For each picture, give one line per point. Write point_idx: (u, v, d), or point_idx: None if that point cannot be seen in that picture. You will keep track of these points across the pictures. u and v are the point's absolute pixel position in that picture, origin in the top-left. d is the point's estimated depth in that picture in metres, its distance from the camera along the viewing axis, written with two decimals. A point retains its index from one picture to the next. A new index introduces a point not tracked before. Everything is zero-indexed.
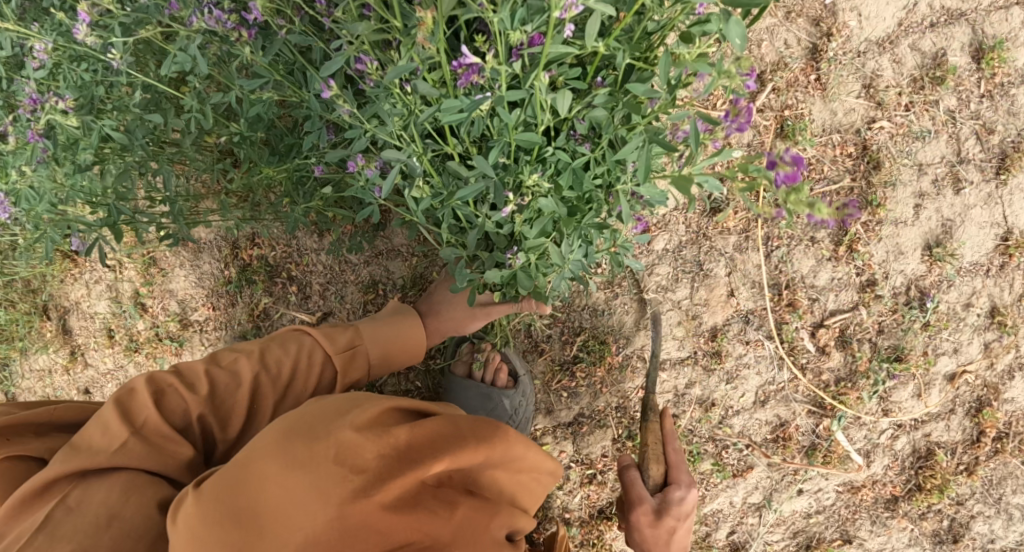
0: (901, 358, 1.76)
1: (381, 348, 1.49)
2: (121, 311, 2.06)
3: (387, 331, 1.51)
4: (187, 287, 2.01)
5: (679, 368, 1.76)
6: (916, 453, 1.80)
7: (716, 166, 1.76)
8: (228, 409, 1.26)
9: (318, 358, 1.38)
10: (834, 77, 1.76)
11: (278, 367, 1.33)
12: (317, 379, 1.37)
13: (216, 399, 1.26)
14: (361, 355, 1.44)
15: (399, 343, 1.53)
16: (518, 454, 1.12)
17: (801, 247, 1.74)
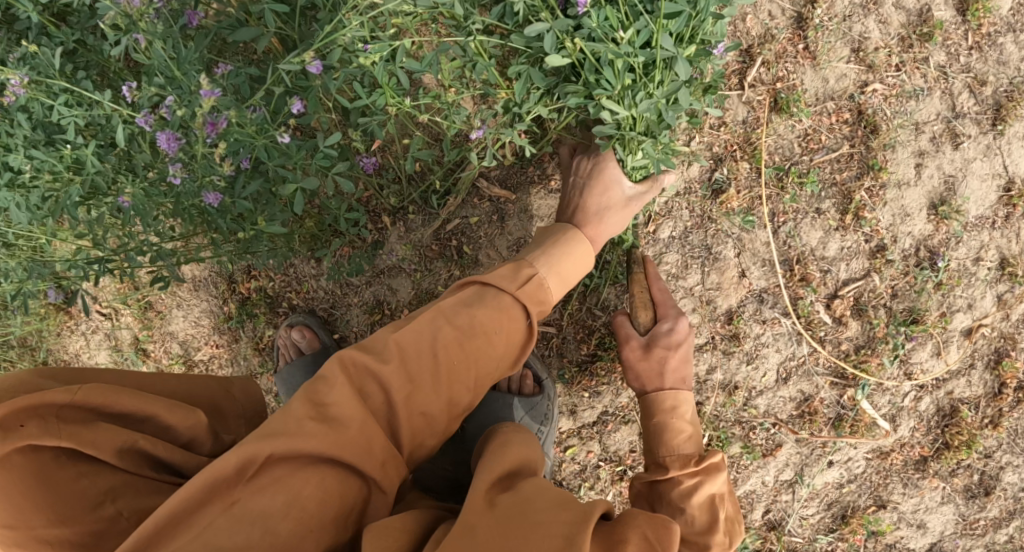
0: (919, 321, 1.75)
1: (559, 281, 1.38)
2: (122, 359, 2.03)
3: (559, 265, 1.40)
4: (187, 328, 1.97)
5: (698, 355, 1.75)
6: (941, 412, 1.80)
7: (714, 147, 1.73)
8: (423, 380, 1.18)
9: (506, 303, 1.28)
10: (823, 44, 1.74)
11: (470, 321, 1.24)
12: (511, 325, 1.27)
13: (431, 367, 1.19)
14: (537, 295, 1.33)
15: (568, 266, 1.42)
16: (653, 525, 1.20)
17: (808, 219, 1.72)
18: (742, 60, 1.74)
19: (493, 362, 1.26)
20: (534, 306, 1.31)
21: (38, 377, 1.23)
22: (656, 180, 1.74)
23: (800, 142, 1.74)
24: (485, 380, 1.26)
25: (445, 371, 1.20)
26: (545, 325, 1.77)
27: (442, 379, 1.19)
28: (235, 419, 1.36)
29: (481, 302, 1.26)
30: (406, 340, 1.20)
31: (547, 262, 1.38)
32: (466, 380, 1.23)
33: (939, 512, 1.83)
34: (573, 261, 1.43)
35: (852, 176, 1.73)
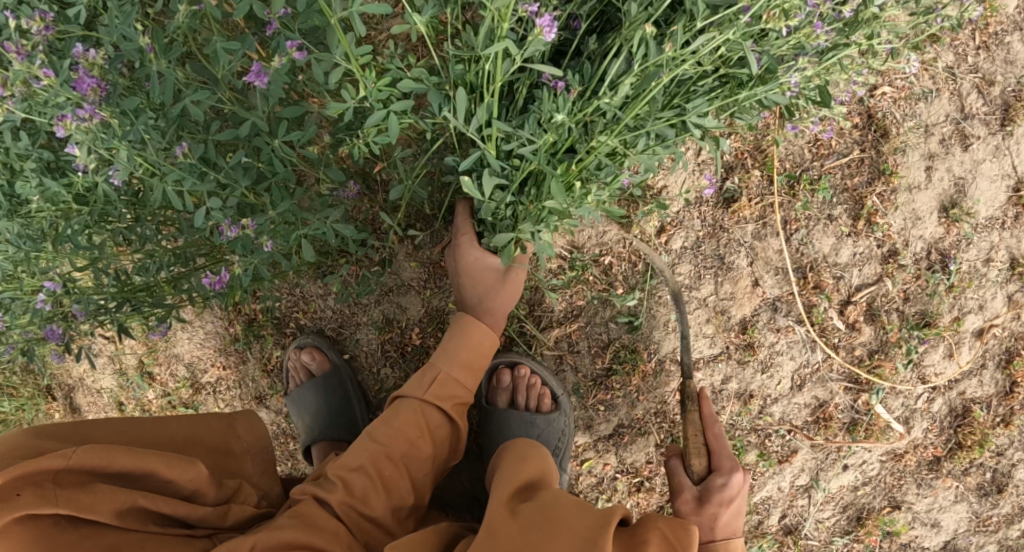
0: (932, 324, 1.75)
1: (470, 372, 1.51)
2: (127, 383, 2.03)
3: (466, 355, 1.51)
4: (193, 350, 1.97)
5: (714, 365, 1.74)
6: (953, 413, 1.80)
7: (724, 156, 1.72)
8: (365, 492, 1.32)
9: (420, 408, 1.43)
10: (832, 47, 1.72)
11: (388, 434, 1.38)
12: (429, 424, 1.43)
13: (367, 479, 1.33)
14: (452, 392, 1.48)
15: (472, 349, 1.52)
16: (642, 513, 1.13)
17: (820, 226, 1.72)
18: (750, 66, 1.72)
19: (421, 462, 1.40)
20: (445, 404, 1.46)
21: (32, 438, 1.23)
22: (666, 190, 1.72)
23: (810, 148, 1.72)
24: (420, 477, 1.40)
25: (380, 480, 1.34)
26: (557, 340, 1.76)
27: (378, 490, 1.34)
28: (236, 456, 1.42)
29: (395, 416, 1.41)
30: (342, 464, 1.34)
31: (456, 356, 1.50)
32: (401, 483, 1.37)
33: (953, 511, 1.84)
34: (490, 348, 1.55)
35: (863, 182, 1.72)
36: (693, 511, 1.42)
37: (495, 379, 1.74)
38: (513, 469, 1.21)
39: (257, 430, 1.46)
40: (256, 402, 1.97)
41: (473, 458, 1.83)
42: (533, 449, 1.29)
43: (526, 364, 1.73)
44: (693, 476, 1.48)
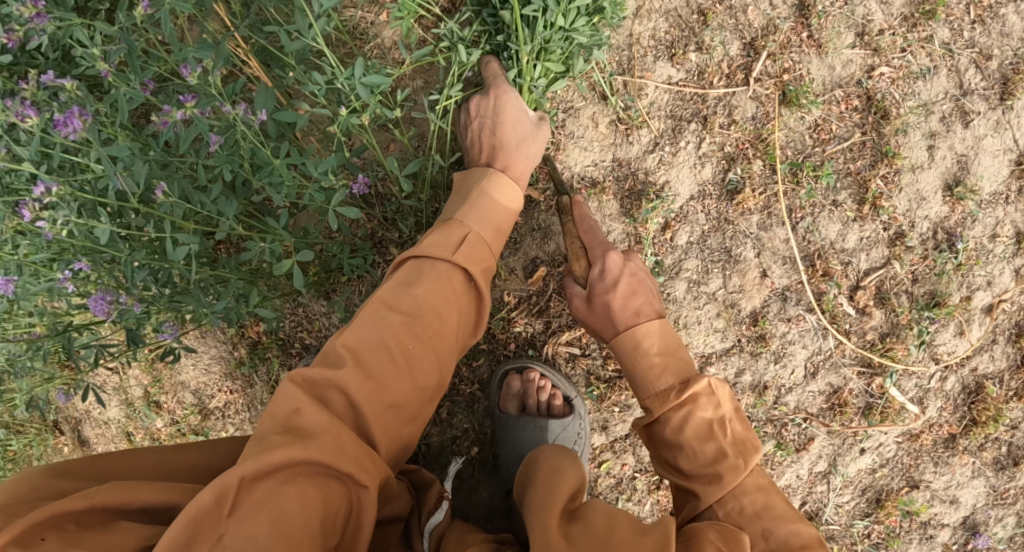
0: (942, 304, 1.74)
1: (493, 234, 1.44)
2: (134, 414, 2.03)
3: (486, 214, 1.45)
4: (198, 377, 1.97)
5: (726, 359, 1.73)
6: (967, 390, 1.81)
7: (726, 147, 1.69)
8: (383, 373, 1.22)
9: (444, 272, 1.33)
10: (828, 31, 1.70)
11: (408, 301, 1.28)
12: (456, 293, 1.33)
13: (387, 356, 1.23)
14: (466, 253, 1.37)
15: (493, 218, 1.45)
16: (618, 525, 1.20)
17: (825, 212, 1.70)
18: (747, 54, 1.69)
19: (442, 331, 1.30)
20: (472, 266, 1.36)
21: (52, 477, 1.23)
22: (669, 185, 1.70)
23: (811, 133, 1.70)
24: (443, 355, 1.30)
25: (401, 355, 1.24)
26: (568, 344, 1.74)
27: (396, 369, 1.23)
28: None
29: (416, 279, 1.31)
30: (356, 334, 1.24)
31: (474, 217, 1.43)
32: (426, 357, 1.27)
33: (971, 486, 1.85)
34: (504, 214, 1.48)
35: (866, 165, 1.71)
36: (596, 313, 1.50)
37: (505, 386, 1.71)
38: (548, 493, 1.26)
39: None
40: None
41: (489, 468, 1.81)
42: (559, 468, 1.33)
43: (535, 369, 1.70)
44: (581, 281, 1.55)
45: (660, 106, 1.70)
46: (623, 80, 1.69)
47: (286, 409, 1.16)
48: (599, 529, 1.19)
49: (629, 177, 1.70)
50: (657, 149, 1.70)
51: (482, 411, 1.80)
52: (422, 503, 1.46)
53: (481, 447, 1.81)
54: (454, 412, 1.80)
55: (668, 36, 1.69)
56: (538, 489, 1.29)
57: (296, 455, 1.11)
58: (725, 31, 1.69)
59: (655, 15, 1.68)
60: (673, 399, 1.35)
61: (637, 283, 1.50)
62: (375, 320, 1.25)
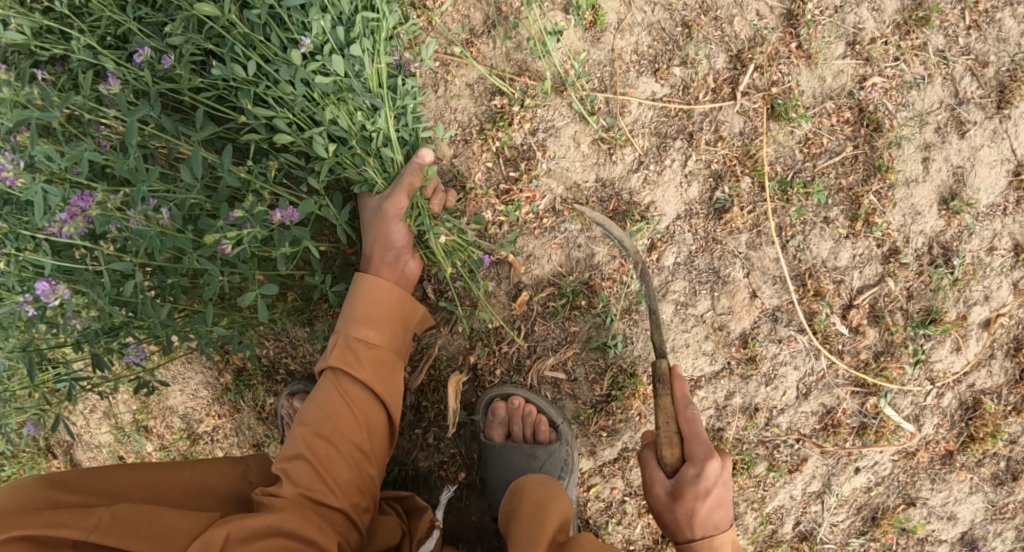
0: (939, 321, 1.69)
1: (379, 329, 1.46)
2: (124, 438, 2.02)
3: (370, 313, 1.45)
4: (185, 402, 1.96)
5: (716, 382, 1.69)
6: (964, 406, 1.76)
7: (713, 164, 1.64)
8: (308, 476, 1.31)
9: (341, 381, 1.41)
10: (817, 42, 1.64)
11: (314, 415, 1.37)
12: (356, 392, 1.41)
13: (308, 466, 1.31)
14: (366, 354, 1.43)
15: (384, 301, 1.47)
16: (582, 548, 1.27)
17: (817, 230, 1.65)
18: (733, 67, 1.63)
19: (351, 434, 1.37)
20: (362, 367, 1.42)
21: (50, 488, 1.22)
22: (654, 205, 1.65)
23: (801, 148, 1.65)
24: (358, 455, 1.37)
25: (318, 459, 1.32)
26: (554, 369, 1.70)
27: (317, 471, 1.31)
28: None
29: (314, 400, 1.39)
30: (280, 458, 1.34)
31: (354, 320, 1.45)
32: (342, 459, 1.35)
33: (969, 503, 1.81)
34: (396, 306, 1.49)
35: (858, 179, 1.65)
36: (684, 495, 1.35)
37: (489, 412, 1.68)
38: (529, 530, 1.28)
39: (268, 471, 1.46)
40: (255, 449, 1.97)
41: (477, 494, 1.78)
42: (547, 499, 1.35)
43: (519, 395, 1.67)
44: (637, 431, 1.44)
45: (644, 123, 1.64)
46: (605, 97, 1.63)
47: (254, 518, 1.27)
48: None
49: (613, 197, 1.65)
50: (642, 168, 1.65)
51: (469, 436, 1.76)
52: (411, 531, 1.45)
53: (469, 473, 1.78)
54: (440, 438, 1.77)
55: (652, 50, 1.63)
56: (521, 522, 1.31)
57: (267, 524, 1.20)
58: (710, 44, 1.63)
59: (637, 29, 1.62)
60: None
61: (728, 486, 1.39)
62: (289, 443, 1.34)
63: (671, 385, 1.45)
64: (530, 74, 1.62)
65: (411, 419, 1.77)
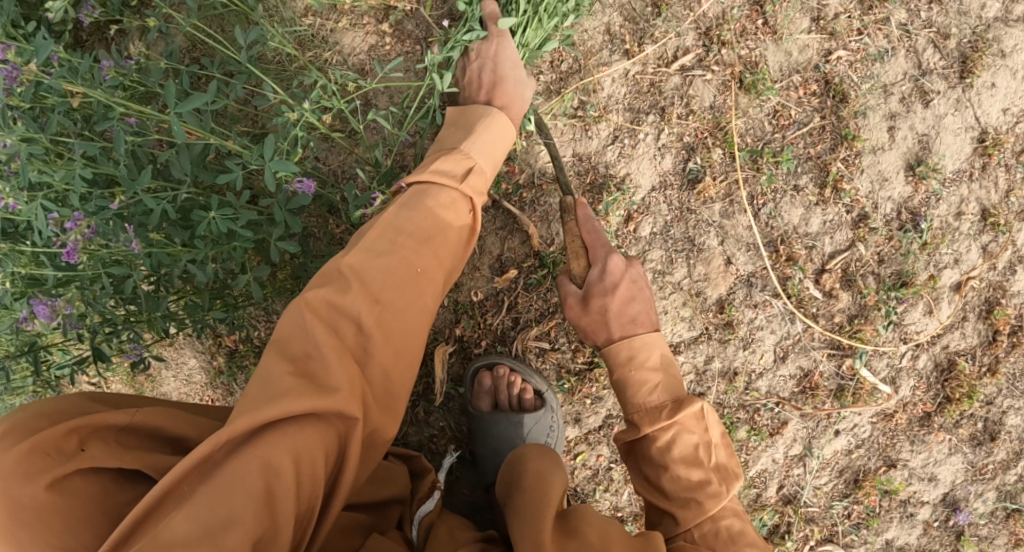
0: (909, 283, 1.76)
1: (491, 165, 1.46)
2: None
3: (489, 148, 1.47)
4: (179, 387, 2.11)
5: (695, 347, 1.74)
6: (939, 367, 1.82)
7: (685, 137, 1.71)
8: (380, 311, 1.20)
9: (445, 198, 1.35)
10: (782, 17, 1.70)
11: (413, 225, 1.29)
12: (455, 221, 1.35)
13: (387, 280, 1.22)
14: (471, 176, 1.41)
15: (494, 142, 1.48)
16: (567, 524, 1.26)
17: (787, 198, 1.71)
18: (702, 44, 1.70)
19: (438, 267, 1.30)
20: (476, 194, 1.40)
21: (91, 397, 1.21)
22: (630, 177, 1.71)
23: (770, 120, 1.71)
24: (433, 292, 1.29)
25: (397, 291, 1.23)
26: (538, 338, 1.76)
27: (390, 309, 1.21)
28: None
29: (410, 206, 1.32)
30: (352, 265, 1.22)
31: (478, 149, 1.45)
32: (419, 291, 1.26)
33: (948, 463, 1.87)
34: (499, 139, 1.50)
35: (826, 148, 1.72)
36: (606, 322, 1.48)
37: (477, 383, 1.74)
38: (534, 502, 1.29)
39: None
40: None
41: (467, 465, 1.84)
42: (544, 473, 1.38)
43: (505, 364, 1.73)
44: (578, 279, 1.55)
45: (617, 99, 1.71)
46: (579, 74, 1.70)
47: (301, 333, 1.16)
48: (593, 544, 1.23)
49: (590, 171, 1.72)
50: (617, 142, 1.71)
51: (458, 408, 1.82)
52: (414, 489, 1.50)
53: (459, 445, 1.84)
54: (429, 411, 1.83)
55: (623, 29, 1.69)
56: (522, 497, 1.32)
57: (307, 395, 1.09)
58: (679, 23, 1.69)
59: (609, 10, 1.69)
60: (665, 418, 1.37)
61: (648, 297, 1.52)
62: (380, 246, 1.24)
63: (576, 210, 1.59)
64: None
65: None
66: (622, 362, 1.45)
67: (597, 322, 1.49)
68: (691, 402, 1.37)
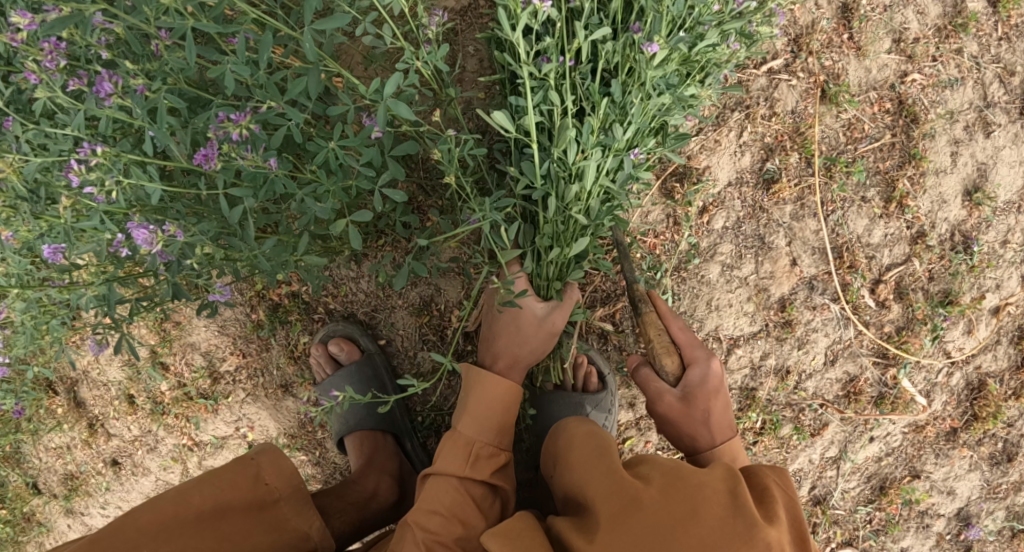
0: (955, 302, 1.84)
1: (500, 432, 1.55)
2: (138, 375, 2.15)
3: (492, 416, 1.54)
4: (210, 338, 2.08)
5: (753, 342, 1.79)
6: (970, 386, 1.91)
7: (766, 138, 1.76)
8: None
9: (460, 485, 1.47)
10: (867, 34, 1.77)
11: (434, 518, 1.41)
12: (471, 481, 1.49)
13: None
14: (476, 451, 1.51)
15: (496, 399, 1.55)
16: (637, 465, 1.32)
17: (854, 208, 1.78)
18: (790, 50, 1.76)
19: (476, 540, 1.43)
20: (485, 475, 1.50)
21: None
22: (710, 170, 1.75)
23: (845, 132, 1.77)
24: (467, 533, 1.43)
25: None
26: (602, 320, 1.80)
27: None
28: (270, 488, 1.42)
29: (428, 498, 1.44)
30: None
31: (479, 424, 1.53)
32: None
33: (967, 479, 1.96)
34: (506, 400, 1.57)
35: (894, 165, 1.79)
36: (693, 422, 1.45)
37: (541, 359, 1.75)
38: (598, 457, 1.36)
39: (279, 467, 1.44)
40: (280, 389, 2.07)
41: (513, 441, 1.85)
42: (597, 433, 1.45)
43: (569, 342, 1.76)
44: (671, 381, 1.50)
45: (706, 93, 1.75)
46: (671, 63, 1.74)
47: None
48: (666, 467, 1.26)
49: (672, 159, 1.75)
50: (700, 134, 1.76)
51: None
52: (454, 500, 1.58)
53: (508, 420, 1.85)
54: None
55: None
56: (584, 459, 1.37)
57: None
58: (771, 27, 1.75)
59: None
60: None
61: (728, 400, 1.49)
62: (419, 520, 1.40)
63: (653, 303, 1.57)
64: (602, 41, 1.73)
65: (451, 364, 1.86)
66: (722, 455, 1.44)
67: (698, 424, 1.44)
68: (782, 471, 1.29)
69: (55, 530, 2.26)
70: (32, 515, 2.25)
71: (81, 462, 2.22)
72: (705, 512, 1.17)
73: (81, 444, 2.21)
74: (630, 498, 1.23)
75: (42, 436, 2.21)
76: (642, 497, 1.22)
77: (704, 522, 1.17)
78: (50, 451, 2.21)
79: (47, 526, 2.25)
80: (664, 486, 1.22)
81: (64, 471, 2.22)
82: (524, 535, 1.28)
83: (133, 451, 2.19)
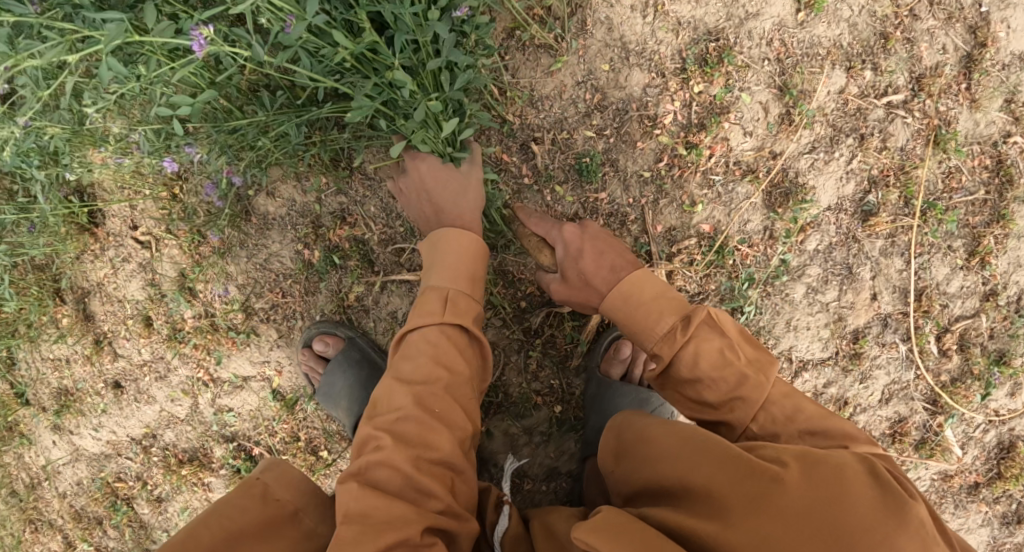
0: (1009, 363, 1.83)
1: (470, 282, 1.48)
2: (160, 297, 1.95)
3: (456, 264, 1.48)
4: (248, 271, 1.91)
5: (820, 368, 1.82)
6: (1001, 445, 1.88)
7: (872, 170, 1.76)
8: (423, 442, 1.30)
9: (444, 334, 1.40)
10: (984, 88, 1.75)
11: (418, 371, 1.36)
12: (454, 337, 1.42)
13: (416, 424, 1.31)
14: (453, 301, 1.44)
15: (464, 253, 1.49)
16: (824, 505, 1.08)
17: (939, 255, 1.80)
18: (911, 87, 1.75)
19: (462, 386, 1.38)
20: (465, 322, 1.43)
21: None
22: (814, 190, 1.75)
23: (943, 179, 1.78)
24: (455, 389, 1.37)
25: (430, 418, 1.33)
26: None
27: (429, 430, 1.31)
28: (281, 504, 1.31)
29: (411, 352, 1.39)
30: (382, 417, 1.33)
31: (445, 272, 1.47)
32: (455, 418, 1.35)
33: (977, 533, 1.91)
34: (474, 254, 1.50)
35: (983, 221, 1.79)
36: (578, 287, 1.52)
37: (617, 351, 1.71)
38: (679, 443, 1.22)
39: (286, 479, 1.33)
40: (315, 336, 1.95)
41: (566, 430, 1.80)
42: (684, 432, 1.24)
43: None
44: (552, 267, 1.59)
45: (825, 112, 1.75)
46: (791, 78, 1.73)
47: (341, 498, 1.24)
48: (838, 486, 1.09)
49: (780, 173, 1.75)
50: (812, 152, 1.75)
51: (574, 370, 1.78)
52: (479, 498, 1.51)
53: (564, 408, 1.79)
54: (544, 365, 1.78)
55: (851, 49, 1.74)
56: (663, 440, 1.24)
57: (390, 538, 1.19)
58: (898, 60, 1.74)
59: (842, 26, 1.73)
60: (680, 337, 1.34)
61: (603, 246, 1.53)
62: (399, 383, 1.36)
63: (517, 217, 1.69)
64: (730, 45, 1.71)
65: (517, 339, 1.77)
66: (622, 298, 1.43)
67: (585, 290, 1.51)
68: (698, 311, 1.35)
69: (37, 445, 2.04)
70: (15, 425, 2.02)
71: (79, 378, 2.01)
72: (852, 491, 1.09)
73: (82, 359, 1.99)
74: (769, 485, 1.11)
75: (39, 344, 1.98)
76: (817, 505, 1.08)
77: (853, 501, 1.08)
78: (46, 362, 1.99)
79: (29, 439, 2.03)
80: (802, 467, 1.12)
81: (59, 386, 2.00)
82: (625, 524, 1.13)
83: (138, 377, 1.99)
